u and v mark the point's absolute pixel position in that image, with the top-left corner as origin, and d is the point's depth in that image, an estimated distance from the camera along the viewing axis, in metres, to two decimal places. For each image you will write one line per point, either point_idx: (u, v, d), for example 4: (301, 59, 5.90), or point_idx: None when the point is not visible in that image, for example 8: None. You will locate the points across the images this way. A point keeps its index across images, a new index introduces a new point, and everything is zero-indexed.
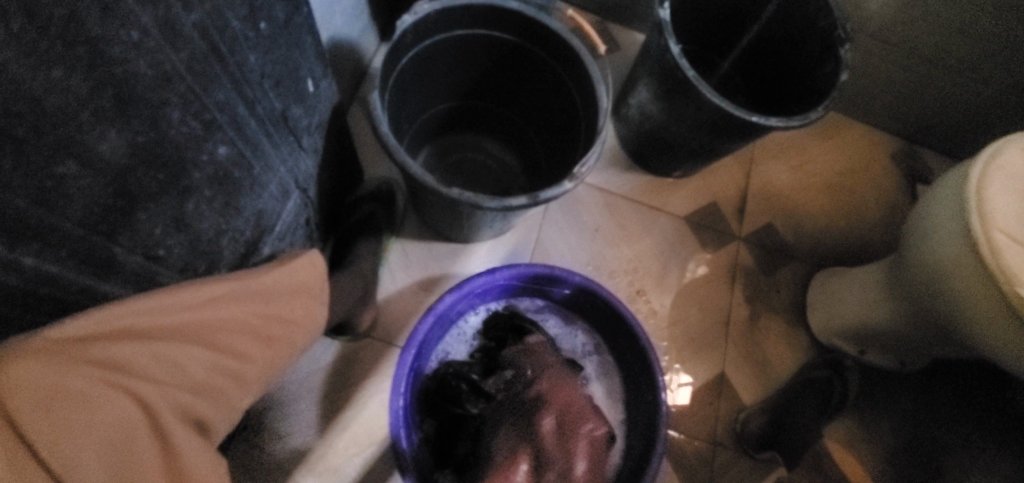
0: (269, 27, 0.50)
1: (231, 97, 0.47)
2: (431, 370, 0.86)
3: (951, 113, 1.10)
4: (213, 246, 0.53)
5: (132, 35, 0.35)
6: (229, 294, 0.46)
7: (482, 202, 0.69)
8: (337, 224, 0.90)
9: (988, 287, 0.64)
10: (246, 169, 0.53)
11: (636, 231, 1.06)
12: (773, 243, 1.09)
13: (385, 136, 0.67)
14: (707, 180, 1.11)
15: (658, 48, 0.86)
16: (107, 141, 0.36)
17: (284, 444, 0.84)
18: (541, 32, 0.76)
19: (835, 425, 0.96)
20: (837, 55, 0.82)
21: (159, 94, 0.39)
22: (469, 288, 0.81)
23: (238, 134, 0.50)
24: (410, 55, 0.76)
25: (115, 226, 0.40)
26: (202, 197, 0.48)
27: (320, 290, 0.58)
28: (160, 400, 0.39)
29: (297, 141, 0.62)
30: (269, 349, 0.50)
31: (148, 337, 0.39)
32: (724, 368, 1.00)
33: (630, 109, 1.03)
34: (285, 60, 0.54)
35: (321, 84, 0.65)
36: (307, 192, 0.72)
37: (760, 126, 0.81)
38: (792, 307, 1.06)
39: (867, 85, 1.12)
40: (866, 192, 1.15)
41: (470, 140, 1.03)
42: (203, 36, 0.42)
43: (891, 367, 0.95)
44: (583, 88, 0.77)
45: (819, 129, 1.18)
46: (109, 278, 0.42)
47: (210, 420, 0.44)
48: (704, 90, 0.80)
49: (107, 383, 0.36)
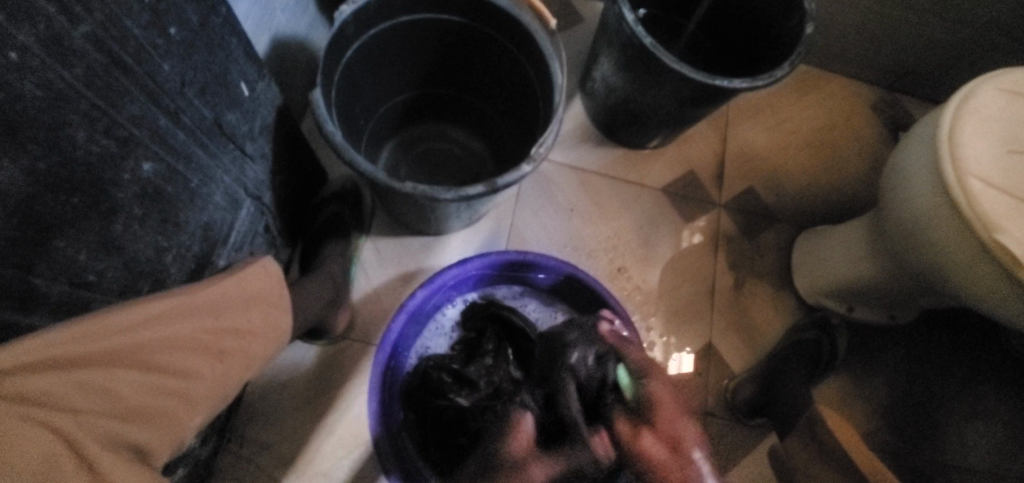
0: (182, 31, 0.48)
1: (149, 109, 0.46)
2: (411, 366, 0.84)
3: (929, 56, 1.07)
4: (155, 266, 0.52)
5: (12, 57, 0.34)
6: (170, 312, 0.46)
7: (438, 194, 0.67)
8: (303, 229, 0.89)
9: (966, 234, 0.62)
10: (180, 182, 0.52)
11: (614, 209, 1.04)
12: (755, 207, 1.07)
13: (332, 136, 0.65)
14: (683, 150, 1.09)
15: (615, 18, 0.83)
16: (3, 170, 0.35)
17: (270, 452, 0.84)
18: (487, 11, 0.73)
19: (824, 385, 0.93)
20: (801, 8, 0.79)
21: (56, 114, 0.38)
22: (442, 281, 0.80)
23: (165, 147, 0.49)
24: (354, 48, 0.73)
25: (28, 257, 0.39)
26: (132, 216, 0.47)
27: (277, 298, 0.59)
28: (87, 432, 0.38)
29: (239, 148, 0.60)
30: (221, 363, 0.50)
31: (74, 364, 0.38)
32: (712, 338, 0.99)
33: (595, 83, 1.00)
34: (208, 65, 0.52)
35: (258, 86, 0.62)
36: (262, 199, 0.70)
37: (726, 89, 0.78)
38: (776, 271, 1.04)
39: (839, 36, 1.08)
40: (849, 146, 1.12)
41: (434, 130, 1.00)
42: (99, 47, 0.40)
43: (882, 322, 0.93)
44: (537, 64, 0.74)
45: (794, 85, 1.15)
46: (33, 310, 0.40)
47: (152, 446, 0.42)
48: (663, 56, 0.77)
49: (24, 415, 0.34)
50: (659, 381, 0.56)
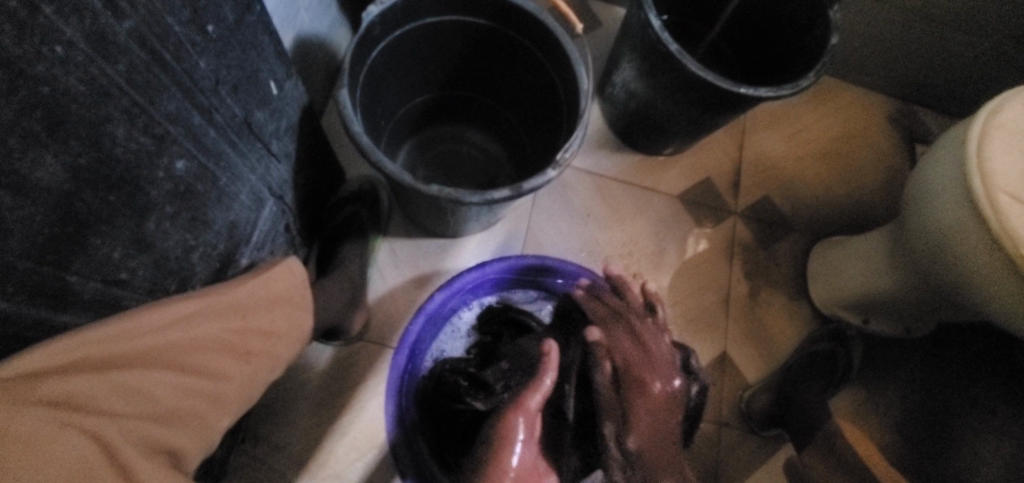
0: (218, 29, 0.47)
1: (185, 106, 0.46)
2: (426, 369, 0.82)
3: (947, 69, 1.07)
4: (182, 264, 0.52)
5: (58, 52, 0.34)
6: (199, 312, 0.46)
7: (464, 197, 0.67)
8: (321, 228, 0.88)
9: (992, 249, 0.62)
10: (210, 181, 0.52)
11: (629, 214, 1.03)
12: (771, 217, 1.06)
13: (358, 137, 0.64)
14: (700, 157, 1.08)
15: (639, 24, 0.82)
16: (44, 167, 0.35)
17: (284, 453, 0.83)
18: (513, 13, 0.73)
19: (837, 399, 0.92)
20: (827, 18, 0.79)
21: (97, 111, 0.37)
22: (459, 284, 0.79)
23: (197, 145, 0.48)
24: (380, 48, 0.72)
25: (63, 254, 0.38)
26: (164, 214, 0.47)
27: (301, 297, 0.58)
28: (121, 436, 0.38)
29: (265, 147, 0.60)
30: (247, 363, 0.49)
31: (105, 367, 0.38)
32: (725, 347, 0.99)
33: (615, 88, 0.99)
34: (241, 64, 0.52)
35: (286, 85, 0.62)
36: (284, 198, 0.70)
37: (749, 98, 0.77)
38: (791, 280, 1.04)
39: (858, 47, 1.08)
40: (864, 157, 1.12)
41: (453, 132, 1.00)
42: (141, 44, 0.40)
43: (896, 334, 0.93)
44: (562, 69, 0.74)
45: (812, 96, 1.14)
46: (65, 308, 0.40)
47: (184, 449, 0.43)
48: (687, 62, 0.77)
49: (62, 421, 0.34)
50: (660, 337, 0.64)
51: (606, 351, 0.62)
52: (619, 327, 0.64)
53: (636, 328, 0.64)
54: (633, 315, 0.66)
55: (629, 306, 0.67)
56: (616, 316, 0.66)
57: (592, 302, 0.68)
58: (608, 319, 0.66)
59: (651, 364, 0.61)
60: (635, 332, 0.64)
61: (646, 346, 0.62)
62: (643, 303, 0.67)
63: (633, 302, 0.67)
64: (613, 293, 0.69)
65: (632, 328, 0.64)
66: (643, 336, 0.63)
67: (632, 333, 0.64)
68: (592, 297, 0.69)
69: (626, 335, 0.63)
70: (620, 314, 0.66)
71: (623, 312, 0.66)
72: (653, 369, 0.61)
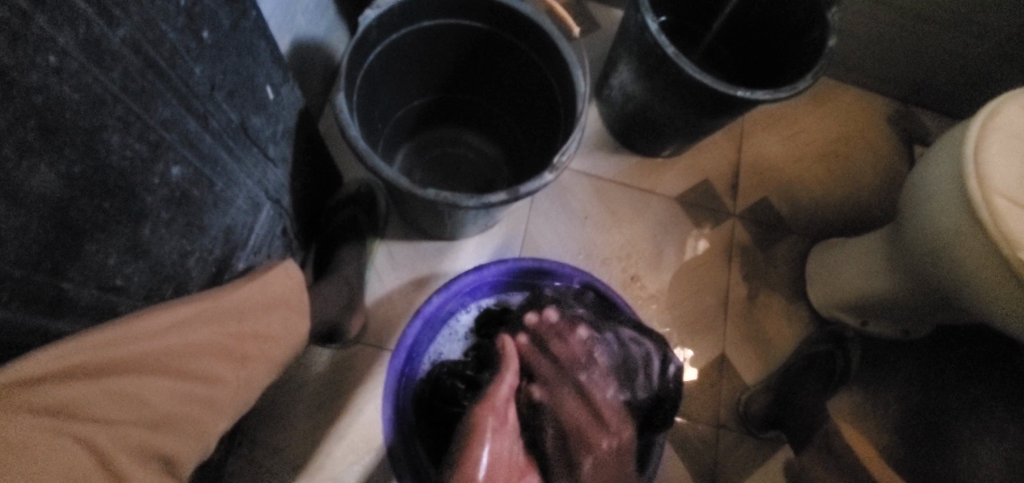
0: (214, 36, 0.47)
1: (180, 113, 0.46)
2: (424, 372, 0.82)
3: (946, 70, 1.07)
4: (179, 269, 0.52)
5: (52, 61, 0.34)
6: (195, 317, 0.46)
7: (460, 201, 0.67)
8: (319, 231, 0.89)
9: (989, 252, 0.62)
10: (206, 186, 0.52)
11: (627, 216, 1.03)
12: (770, 219, 1.06)
13: (355, 141, 0.65)
14: (698, 159, 1.08)
15: (636, 26, 0.82)
16: (39, 175, 0.35)
17: (282, 455, 0.83)
18: (509, 16, 0.73)
19: (835, 398, 0.88)
20: (824, 20, 0.79)
21: (92, 119, 0.38)
22: (457, 287, 0.79)
23: (193, 151, 0.48)
24: (377, 52, 0.73)
25: (59, 261, 0.38)
26: (159, 220, 0.47)
27: (298, 300, 0.58)
28: (113, 443, 0.38)
29: (262, 151, 0.60)
30: (242, 368, 0.50)
31: (100, 373, 0.38)
32: (723, 349, 0.99)
33: (613, 90, 0.99)
34: (237, 69, 0.52)
35: (282, 90, 0.62)
36: (281, 202, 0.70)
37: (746, 101, 0.77)
38: (790, 282, 1.04)
39: (857, 48, 1.07)
40: (863, 159, 1.12)
41: (451, 134, 1.00)
42: (136, 51, 0.40)
43: (896, 336, 0.93)
44: (559, 72, 0.74)
45: (810, 97, 1.14)
46: (61, 315, 0.40)
47: (180, 454, 0.43)
48: (684, 65, 0.77)
49: (54, 428, 0.34)
50: (601, 387, 0.64)
51: (553, 409, 0.63)
52: (561, 382, 0.64)
53: (580, 383, 0.64)
54: (578, 368, 0.65)
55: (572, 353, 0.65)
56: (561, 370, 0.65)
57: (536, 357, 0.65)
58: (547, 377, 0.64)
59: (595, 418, 0.63)
60: (580, 389, 0.64)
61: (589, 399, 0.63)
62: (584, 349, 0.65)
63: (571, 355, 0.65)
64: (553, 341, 0.66)
65: (575, 385, 0.64)
66: (585, 393, 0.63)
67: (576, 389, 0.64)
68: (536, 351, 0.65)
69: (568, 392, 0.63)
70: (568, 368, 0.64)
71: (569, 364, 0.64)
72: (600, 423, 0.63)
